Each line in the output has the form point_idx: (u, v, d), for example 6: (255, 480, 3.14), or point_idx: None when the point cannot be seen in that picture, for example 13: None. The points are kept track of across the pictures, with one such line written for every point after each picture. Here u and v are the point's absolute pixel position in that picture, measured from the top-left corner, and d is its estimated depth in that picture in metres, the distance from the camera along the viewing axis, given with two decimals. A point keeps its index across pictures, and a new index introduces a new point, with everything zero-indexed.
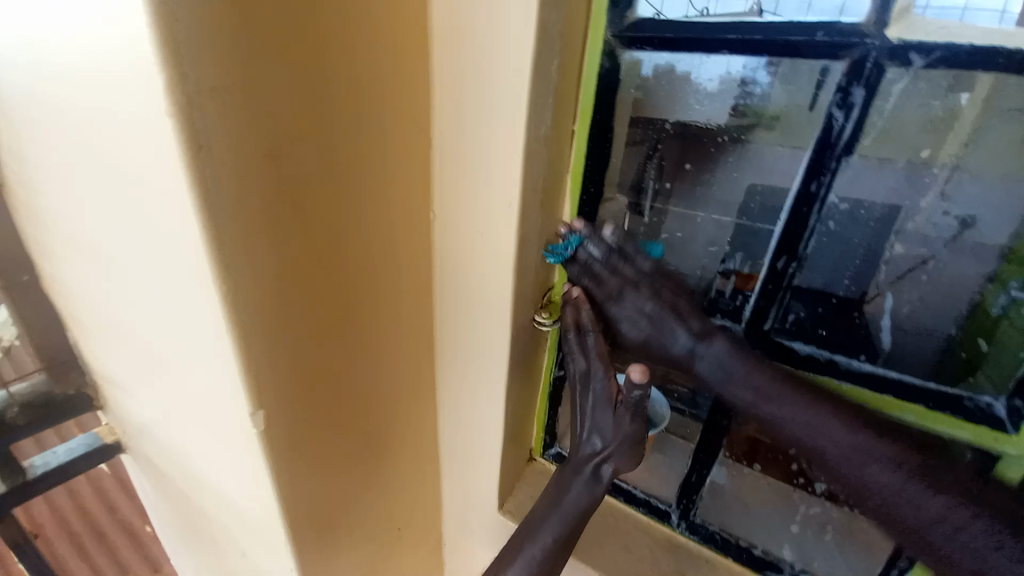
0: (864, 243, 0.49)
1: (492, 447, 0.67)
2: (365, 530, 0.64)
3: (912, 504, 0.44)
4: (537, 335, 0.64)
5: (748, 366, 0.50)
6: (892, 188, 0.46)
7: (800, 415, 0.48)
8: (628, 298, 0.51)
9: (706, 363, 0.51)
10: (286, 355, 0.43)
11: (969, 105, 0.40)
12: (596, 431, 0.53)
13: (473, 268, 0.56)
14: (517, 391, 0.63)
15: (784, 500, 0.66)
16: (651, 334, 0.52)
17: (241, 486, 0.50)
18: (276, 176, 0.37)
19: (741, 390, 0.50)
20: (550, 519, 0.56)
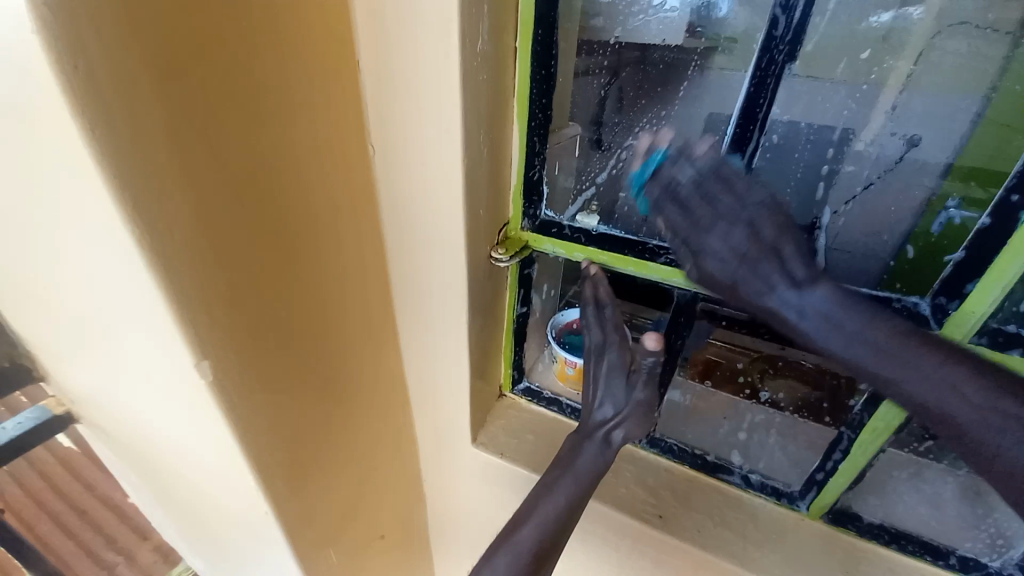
0: (806, 162, 0.52)
1: (459, 384, 0.69)
2: (340, 469, 0.66)
3: (959, 395, 0.38)
4: (496, 272, 0.63)
5: (865, 319, 0.40)
6: (840, 105, 0.53)
7: (917, 367, 0.39)
8: (719, 228, 0.43)
9: (813, 317, 0.42)
10: (225, 302, 0.42)
11: (916, 27, 0.49)
12: (607, 398, 0.54)
13: (423, 204, 0.54)
14: (479, 329, 0.63)
15: (733, 411, 0.73)
16: (741, 279, 0.43)
17: (201, 439, 0.49)
18: (169, 104, 0.33)
19: (860, 350, 0.40)
20: (565, 478, 0.54)
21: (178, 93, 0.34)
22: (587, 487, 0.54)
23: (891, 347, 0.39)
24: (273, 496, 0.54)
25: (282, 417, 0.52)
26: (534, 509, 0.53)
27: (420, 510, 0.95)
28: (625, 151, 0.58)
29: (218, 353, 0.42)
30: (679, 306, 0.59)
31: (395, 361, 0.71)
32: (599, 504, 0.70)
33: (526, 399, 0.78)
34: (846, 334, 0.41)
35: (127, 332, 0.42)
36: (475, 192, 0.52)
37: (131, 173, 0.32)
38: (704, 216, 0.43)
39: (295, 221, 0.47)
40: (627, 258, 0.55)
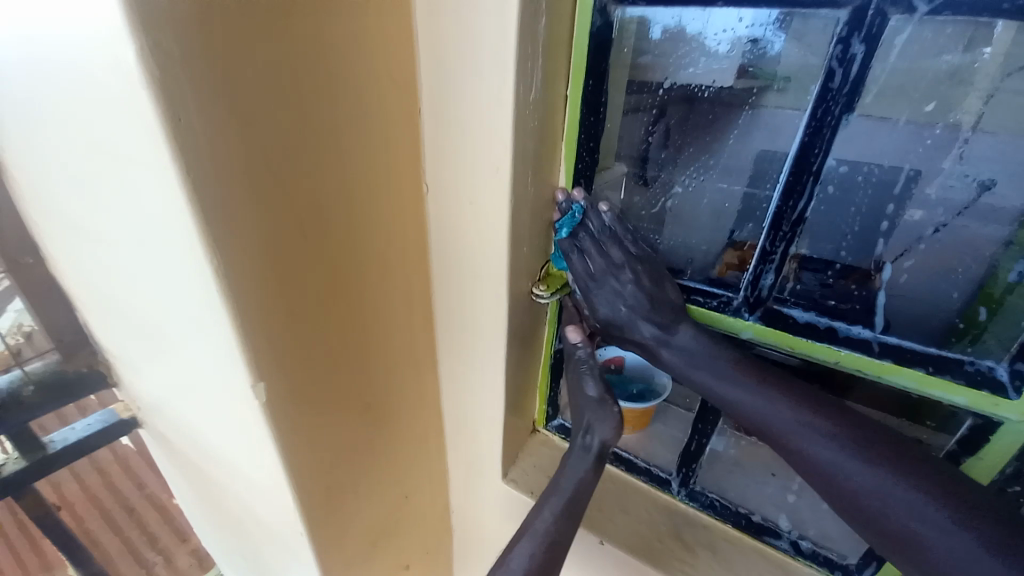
0: (865, 206, 0.49)
1: (493, 417, 0.69)
2: (374, 494, 0.67)
3: (856, 459, 0.44)
4: (537, 308, 0.64)
5: (712, 353, 0.52)
6: (900, 149, 0.46)
7: (784, 412, 0.48)
8: (609, 282, 0.55)
9: (681, 352, 0.54)
10: (284, 326, 0.45)
11: (991, 63, 0.40)
12: (585, 407, 0.59)
13: (470, 240, 0.56)
14: (516, 363, 0.64)
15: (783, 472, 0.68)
16: (622, 320, 0.56)
17: (248, 453, 0.52)
18: (251, 148, 0.37)
19: (702, 372, 0.53)
20: (553, 494, 0.58)
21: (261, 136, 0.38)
22: (575, 494, 0.57)
23: (759, 390, 0.49)
24: (309, 517, 0.56)
25: (323, 438, 0.54)
26: (531, 523, 0.57)
27: (448, 542, 0.94)
28: (670, 196, 0.57)
29: (271, 375, 0.45)
30: None
31: (432, 390, 0.72)
32: (632, 557, 0.66)
33: (560, 436, 0.77)
34: (729, 380, 0.51)
35: (192, 348, 0.46)
36: (520, 230, 0.53)
37: (213, 207, 0.36)
38: (597, 268, 0.55)
39: (352, 253, 0.50)
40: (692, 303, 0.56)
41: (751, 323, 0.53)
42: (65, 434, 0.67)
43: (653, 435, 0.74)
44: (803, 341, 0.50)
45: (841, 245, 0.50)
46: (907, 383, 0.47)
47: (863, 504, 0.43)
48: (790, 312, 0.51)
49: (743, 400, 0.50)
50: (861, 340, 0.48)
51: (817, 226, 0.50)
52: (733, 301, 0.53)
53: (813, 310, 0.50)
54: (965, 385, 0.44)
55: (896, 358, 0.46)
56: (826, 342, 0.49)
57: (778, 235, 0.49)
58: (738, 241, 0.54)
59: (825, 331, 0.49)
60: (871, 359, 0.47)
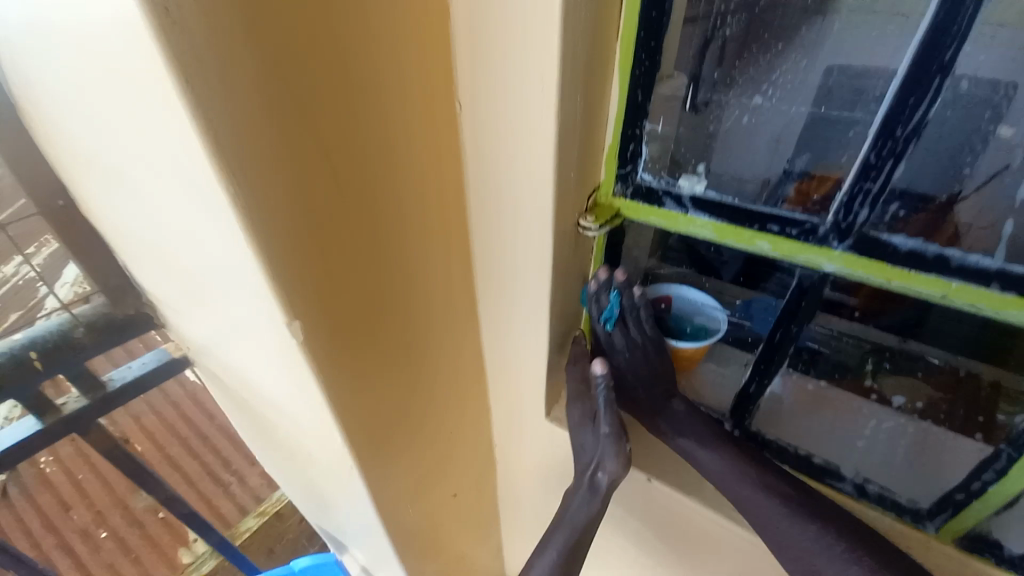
0: (959, 130, 0.41)
1: (536, 359, 0.66)
2: (421, 433, 0.68)
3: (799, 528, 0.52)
4: (583, 242, 0.59)
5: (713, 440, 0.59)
6: (1004, 59, 0.38)
7: (747, 486, 0.55)
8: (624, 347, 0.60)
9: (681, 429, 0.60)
10: (314, 266, 0.41)
11: None
12: (600, 452, 0.57)
13: (511, 166, 0.50)
14: (561, 302, 0.61)
15: (851, 416, 0.64)
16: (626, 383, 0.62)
17: (295, 396, 0.52)
18: (286, 72, 0.33)
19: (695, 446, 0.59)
20: (562, 529, 0.61)
21: (287, 55, 0.33)
22: (583, 530, 0.60)
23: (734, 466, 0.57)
24: (358, 455, 0.57)
25: (366, 380, 0.53)
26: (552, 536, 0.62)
27: (491, 476, 0.98)
28: (733, 116, 0.51)
29: (306, 318, 0.42)
30: (802, 288, 0.51)
31: (472, 332, 0.70)
32: (680, 498, 0.65)
33: None
34: (710, 450, 0.58)
35: (228, 292, 0.44)
36: (567, 153, 0.47)
37: (224, 128, 0.31)
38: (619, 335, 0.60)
39: (381, 187, 0.45)
40: (763, 233, 0.47)
41: (837, 253, 0.45)
42: (123, 372, 0.69)
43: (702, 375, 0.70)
44: (900, 274, 0.43)
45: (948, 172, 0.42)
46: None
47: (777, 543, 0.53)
48: (887, 240, 0.42)
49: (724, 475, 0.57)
50: (975, 270, 0.40)
51: (928, 146, 0.41)
52: (819, 229, 0.45)
53: (917, 237, 0.41)
54: None
55: (1022, 292, 0.38)
56: (936, 274, 0.41)
57: (887, 146, 0.40)
58: (791, 172, 0.48)
59: (935, 261, 0.41)
60: (983, 291, 0.40)
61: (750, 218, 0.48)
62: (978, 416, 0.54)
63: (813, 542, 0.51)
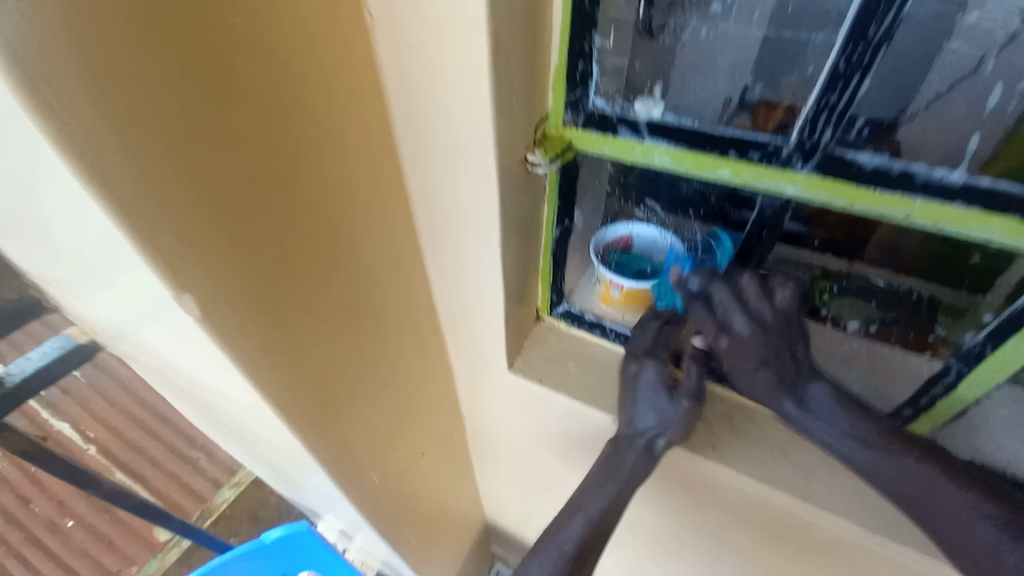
0: (919, 50, 0.38)
1: (494, 312, 0.63)
2: (380, 398, 0.66)
3: (922, 481, 0.49)
4: (535, 182, 0.54)
5: (850, 414, 0.53)
6: None
7: (904, 473, 0.50)
8: (740, 318, 0.53)
9: (814, 409, 0.54)
10: (214, 228, 0.35)
11: None
12: (650, 409, 0.59)
13: (444, 95, 0.43)
14: (516, 252, 0.57)
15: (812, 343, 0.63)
16: (764, 357, 0.54)
17: (222, 379, 0.46)
18: None
19: (827, 424, 0.54)
20: (608, 482, 0.59)
21: None
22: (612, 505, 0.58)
23: (874, 441, 0.52)
24: (306, 431, 0.53)
25: (308, 349, 0.49)
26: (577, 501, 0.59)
27: (462, 429, 0.98)
28: (686, 38, 0.46)
29: (215, 288, 0.37)
30: (762, 218, 0.50)
31: (423, 291, 0.66)
32: None
33: (566, 323, 0.75)
34: (863, 442, 0.52)
35: (106, 271, 0.36)
36: (508, 78, 0.41)
37: (29, 49, 0.24)
38: (724, 301, 0.54)
39: (280, 127, 0.38)
40: (726, 159, 0.43)
41: (802, 176, 0.41)
42: (21, 366, 0.61)
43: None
44: (867, 195, 0.40)
45: (902, 91, 0.39)
46: (991, 235, 0.38)
47: (941, 528, 0.48)
48: (854, 159, 0.39)
49: (874, 461, 0.52)
50: (941, 187, 0.38)
51: (894, 62, 0.37)
52: (782, 150, 0.41)
53: (882, 153, 0.39)
54: None
55: (986, 206, 0.37)
56: (900, 193, 0.39)
57: (858, 51, 0.35)
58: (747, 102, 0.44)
59: (901, 179, 0.38)
60: (950, 209, 0.38)
61: (711, 142, 0.43)
62: (915, 331, 0.57)
63: (912, 476, 0.50)
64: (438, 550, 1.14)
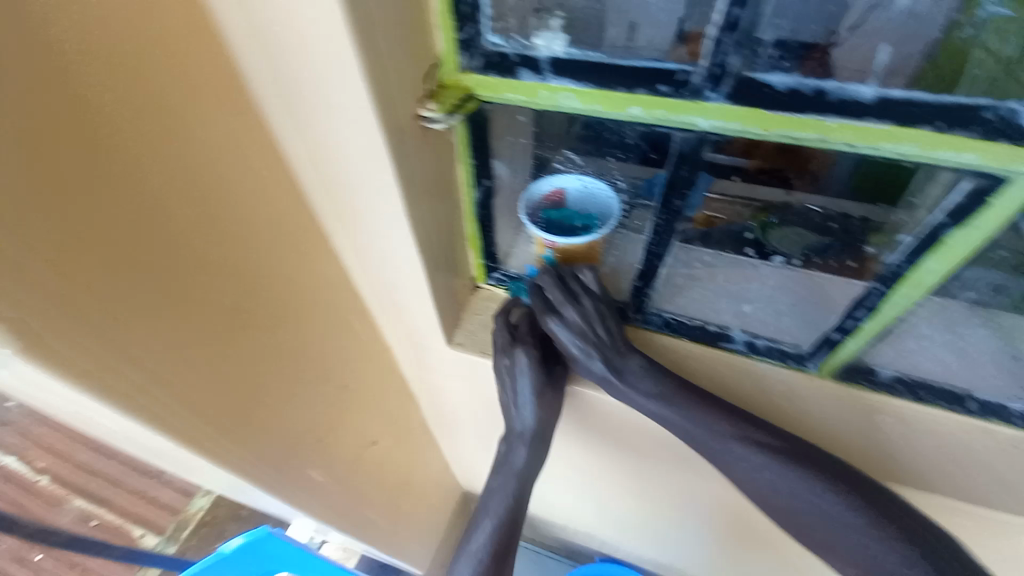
0: None
1: (417, 289, 0.58)
2: (307, 394, 0.61)
3: (736, 445, 0.58)
4: (441, 139, 0.49)
5: (667, 387, 0.60)
6: None
7: (722, 440, 0.58)
8: (569, 306, 0.61)
9: (628, 386, 0.61)
10: (16, 236, 0.28)
11: None
12: (520, 390, 0.65)
13: (302, 44, 0.36)
14: (430, 222, 0.52)
15: (743, 275, 0.64)
16: (585, 337, 0.61)
17: (86, 414, 0.39)
18: None
19: (647, 395, 0.60)
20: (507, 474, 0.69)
21: None
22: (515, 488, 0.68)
23: (694, 411, 0.59)
24: (220, 446, 0.48)
25: (198, 354, 0.43)
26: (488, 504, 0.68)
27: (416, 407, 0.96)
28: None
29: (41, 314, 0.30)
30: (682, 156, 0.46)
31: (339, 273, 0.61)
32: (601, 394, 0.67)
33: (504, 288, 0.72)
34: (672, 406, 0.60)
35: None
36: (374, 17, 0.34)
37: None
38: (557, 293, 0.62)
39: (74, 94, 0.30)
40: (633, 95, 0.40)
41: (714, 107, 0.38)
42: None
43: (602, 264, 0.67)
44: (782, 121, 0.37)
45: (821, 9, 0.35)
46: (905, 151, 0.36)
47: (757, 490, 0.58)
48: (765, 81, 0.36)
49: (683, 423, 0.59)
50: (853, 106, 0.35)
51: None
52: (692, 79, 0.37)
53: (796, 72, 0.35)
54: (978, 138, 0.34)
55: (898, 120, 0.35)
56: (813, 115, 0.36)
57: None
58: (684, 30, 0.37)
59: (814, 99, 0.36)
60: (863, 127, 0.36)
61: (619, 77, 0.39)
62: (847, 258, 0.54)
63: (756, 466, 0.57)
64: (415, 524, 1.14)
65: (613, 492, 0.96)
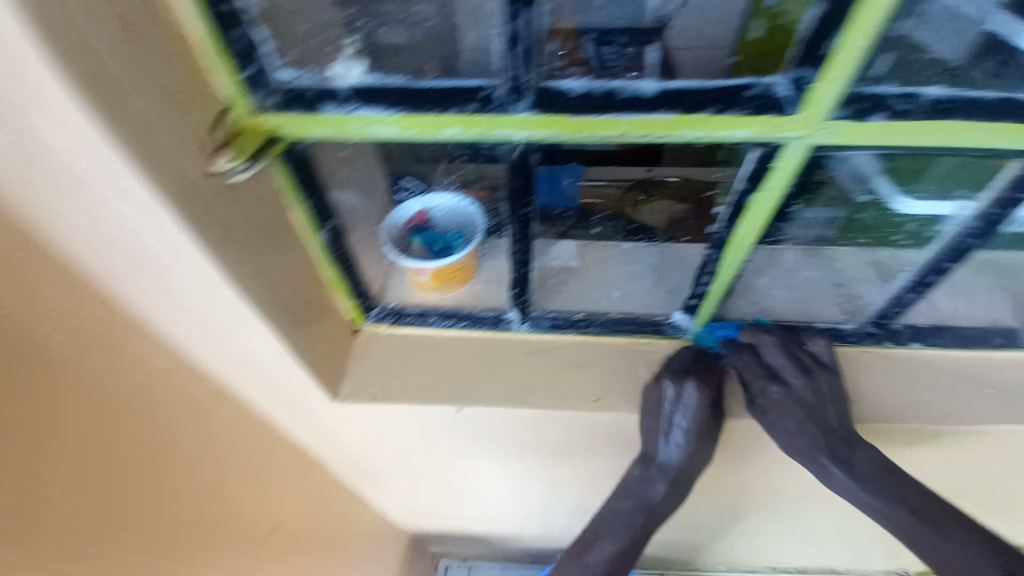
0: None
1: (273, 355, 0.52)
2: (164, 500, 0.53)
3: (916, 528, 0.60)
4: (256, 188, 0.45)
5: (879, 480, 0.62)
6: None
7: (916, 527, 0.60)
8: (793, 373, 0.63)
9: (836, 480, 0.62)
10: None
11: None
12: (676, 448, 0.67)
13: (21, 114, 0.30)
14: (268, 279, 0.47)
15: (602, 259, 0.70)
16: (806, 416, 0.62)
17: None
18: None
19: (856, 488, 0.62)
20: (633, 504, 0.70)
21: None
22: (649, 513, 0.70)
23: (890, 495, 0.61)
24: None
25: None
26: (604, 533, 0.70)
27: (324, 471, 0.87)
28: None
29: None
30: (515, 165, 0.46)
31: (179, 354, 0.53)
32: (511, 411, 0.66)
33: (387, 323, 0.69)
34: (876, 494, 0.61)
35: None
36: (105, 73, 0.30)
37: None
38: (780, 363, 0.64)
39: None
40: (443, 117, 0.39)
41: (524, 118, 0.39)
42: None
43: (484, 273, 0.70)
44: (585, 123, 0.39)
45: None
46: (697, 135, 0.39)
47: (938, 563, 0.59)
48: (561, 86, 0.38)
49: (872, 502, 0.62)
50: (642, 99, 0.38)
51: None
52: (495, 94, 0.38)
53: (581, 77, 0.38)
54: (751, 115, 0.38)
55: (684, 108, 0.37)
56: (611, 114, 0.38)
57: None
58: (517, 29, 0.34)
59: (607, 99, 0.38)
60: (657, 119, 0.38)
61: (427, 100, 0.38)
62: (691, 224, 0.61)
63: (930, 541, 0.59)
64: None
65: (555, 491, 0.96)
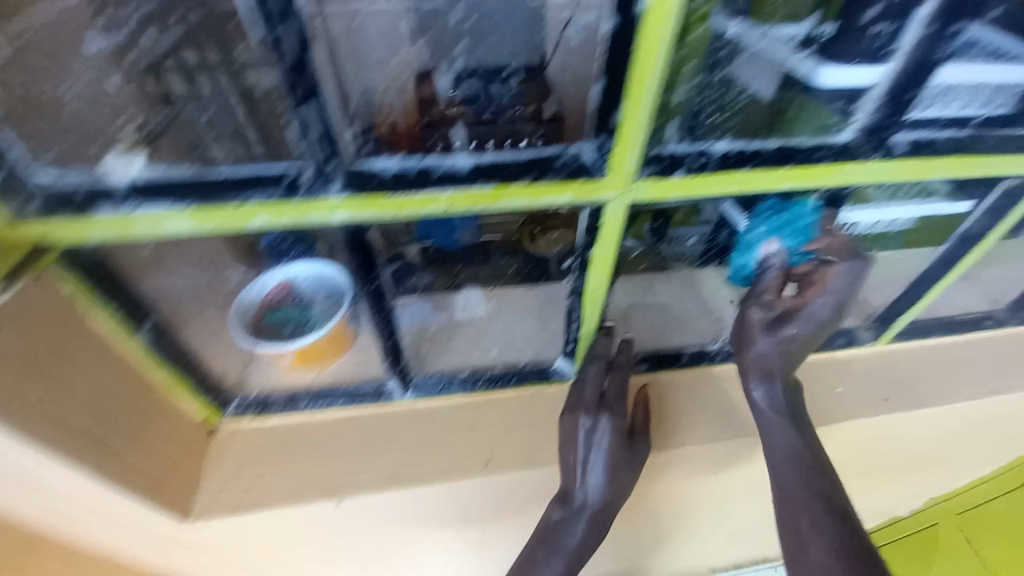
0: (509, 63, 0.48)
1: (80, 484, 0.44)
2: None
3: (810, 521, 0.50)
4: (30, 300, 0.39)
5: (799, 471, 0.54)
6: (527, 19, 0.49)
7: (815, 526, 0.50)
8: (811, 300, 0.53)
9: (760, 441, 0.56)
10: None
11: None
12: (590, 473, 0.60)
13: None
14: (46, 404, 0.39)
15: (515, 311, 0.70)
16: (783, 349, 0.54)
17: None
18: None
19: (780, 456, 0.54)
20: (553, 550, 0.62)
21: None
22: (573, 554, 0.61)
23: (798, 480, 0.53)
24: None
25: None
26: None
27: None
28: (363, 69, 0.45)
29: None
30: (352, 242, 0.44)
31: None
32: (398, 493, 0.60)
33: (249, 416, 0.61)
34: (785, 481, 0.53)
35: None
36: None
37: None
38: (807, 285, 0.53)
39: None
40: (242, 207, 0.35)
41: (337, 201, 0.36)
42: None
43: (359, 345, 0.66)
44: (403, 201, 0.38)
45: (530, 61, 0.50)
46: (517, 204, 0.39)
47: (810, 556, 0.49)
48: (373, 166, 0.37)
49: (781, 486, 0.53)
50: (459, 172, 0.37)
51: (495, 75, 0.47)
52: (300, 180, 0.35)
53: (394, 155, 0.37)
54: (564, 180, 0.39)
55: (498, 179, 0.38)
56: (428, 190, 0.37)
57: (297, 79, 0.31)
58: (303, 122, 0.33)
59: (422, 177, 0.37)
60: (474, 191, 0.38)
61: (221, 190, 0.35)
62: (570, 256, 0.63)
63: (822, 541, 0.49)
64: None
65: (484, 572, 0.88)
